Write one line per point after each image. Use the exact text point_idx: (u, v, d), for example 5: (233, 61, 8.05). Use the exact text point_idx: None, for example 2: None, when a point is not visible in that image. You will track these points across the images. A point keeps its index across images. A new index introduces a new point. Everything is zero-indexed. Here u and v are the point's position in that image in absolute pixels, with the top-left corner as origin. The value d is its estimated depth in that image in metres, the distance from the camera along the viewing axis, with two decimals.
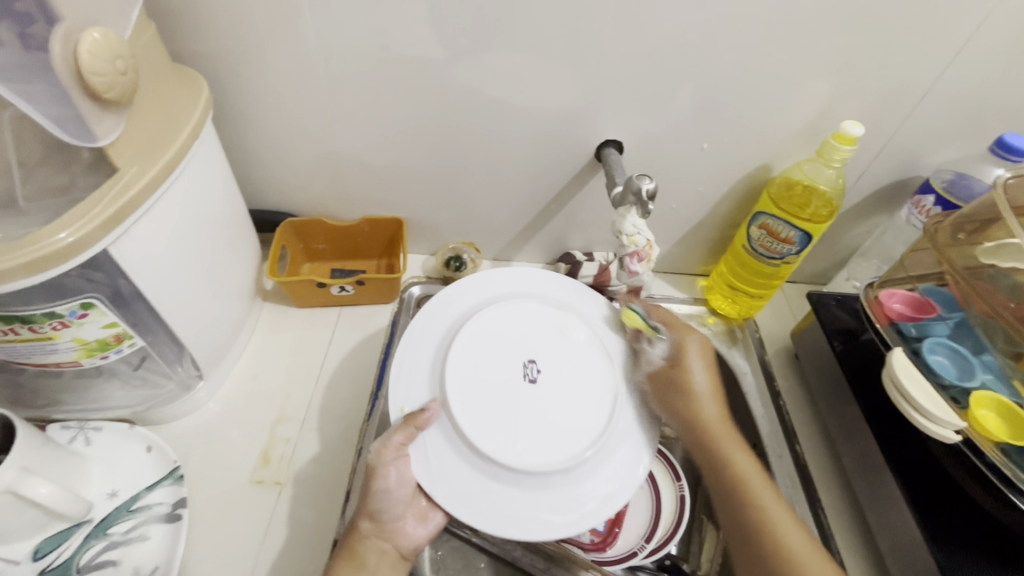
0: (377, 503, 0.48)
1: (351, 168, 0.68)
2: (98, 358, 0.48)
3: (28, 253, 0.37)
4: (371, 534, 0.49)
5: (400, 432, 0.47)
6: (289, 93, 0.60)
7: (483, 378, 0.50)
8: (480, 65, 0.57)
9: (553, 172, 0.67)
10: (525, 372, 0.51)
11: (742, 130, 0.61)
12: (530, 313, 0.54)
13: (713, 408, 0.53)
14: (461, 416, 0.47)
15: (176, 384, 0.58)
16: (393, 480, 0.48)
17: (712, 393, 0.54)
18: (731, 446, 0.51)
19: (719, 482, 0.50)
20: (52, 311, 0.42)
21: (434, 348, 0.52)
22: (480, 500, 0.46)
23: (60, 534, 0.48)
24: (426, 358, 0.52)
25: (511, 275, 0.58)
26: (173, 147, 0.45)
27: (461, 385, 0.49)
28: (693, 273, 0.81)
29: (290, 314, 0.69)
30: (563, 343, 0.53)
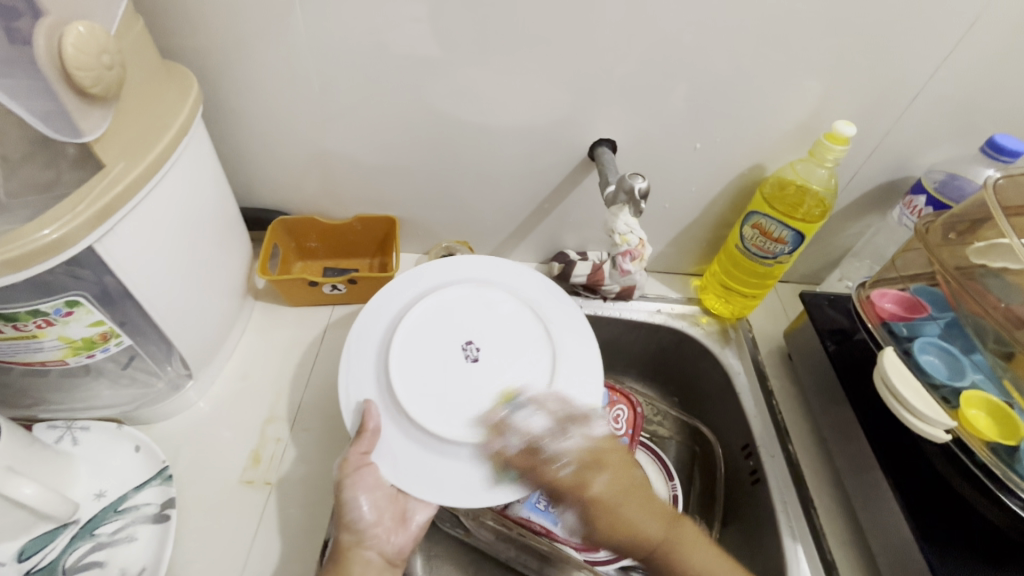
0: (350, 514, 0.47)
1: (343, 166, 0.67)
2: (85, 357, 0.47)
3: (10, 249, 0.36)
4: (353, 545, 0.46)
5: (359, 442, 0.48)
6: (281, 90, 0.60)
7: (427, 370, 0.51)
8: (472, 62, 0.57)
9: (546, 171, 0.67)
10: (466, 350, 0.53)
11: (736, 129, 0.61)
12: (475, 296, 0.57)
13: (648, 529, 0.49)
14: (400, 389, 0.50)
15: (165, 383, 0.57)
16: (362, 487, 0.47)
17: (627, 503, 0.50)
18: (680, 543, 0.50)
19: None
20: (36, 309, 0.41)
21: (376, 350, 0.53)
22: (417, 472, 0.48)
23: (45, 536, 0.48)
24: (369, 363, 0.53)
25: (441, 271, 0.60)
26: (161, 144, 0.45)
27: (407, 381, 0.50)
28: (686, 273, 0.80)
29: (281, 313, 0.69)
30: (500, 320, 0.56)
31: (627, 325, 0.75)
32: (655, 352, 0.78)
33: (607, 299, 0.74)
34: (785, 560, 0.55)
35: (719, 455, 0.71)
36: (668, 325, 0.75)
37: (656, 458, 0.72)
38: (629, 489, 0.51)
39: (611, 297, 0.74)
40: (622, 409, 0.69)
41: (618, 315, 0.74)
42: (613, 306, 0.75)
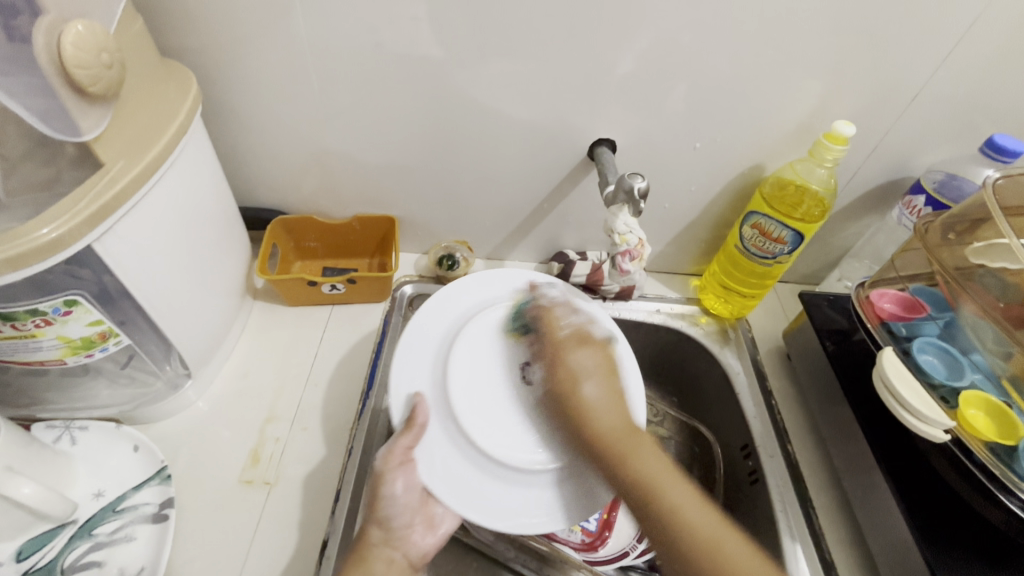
0: (384, 510, 0.47)
1: (342, 166, 0.67)
2: (83, 357, 0.47)
3: (9, 248, 0.36)
4: (380, 542, 0.47)
5: (405, 435, 0.48)
6: (280, 90, 0.60)
7: (479, 380, 0.52)
8: (471, 62, 0.56)
9: (546, 171, 0.67)
10: (520, 371, 0.53)
11: (735, 129, 0.61)
12: (540, 320, 0.56)
13: (613, 418, 0.46)
14: (456, 398, 0.50)
15: (164, 382, 0.57)
16: (401, 485, 0.47)
17: (612, 403, 0.47)
18: (631, 450, 0.45)
19: (659, 506, 0.42)
20: (35, 308, 0.41)
21: (438, 349, 0.54)
22: (457, 481, 0.48)
23: (43, 535, 0.48)
24: (430, 361, 0.53)
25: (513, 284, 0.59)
26: (160, 143, 0.45)
27: (461, 385, 0.51)
28: (686, 273, 0.80)
29: (280, 312, 0.69)
30: None
31: (626, 324, 0.75)
32: (654, 352, 0.78)
33: (606, 299, 0.74)
34: (785, 560, 0.55)
35: (719, 456, 0.71)
36: (668, 325, 0.75)
37: None
38: (614, 393, 0.48)
39: (610, 296, 0.74)
40: None
41: (617, 315, 0.74)
42: (613, 306, 0.75)
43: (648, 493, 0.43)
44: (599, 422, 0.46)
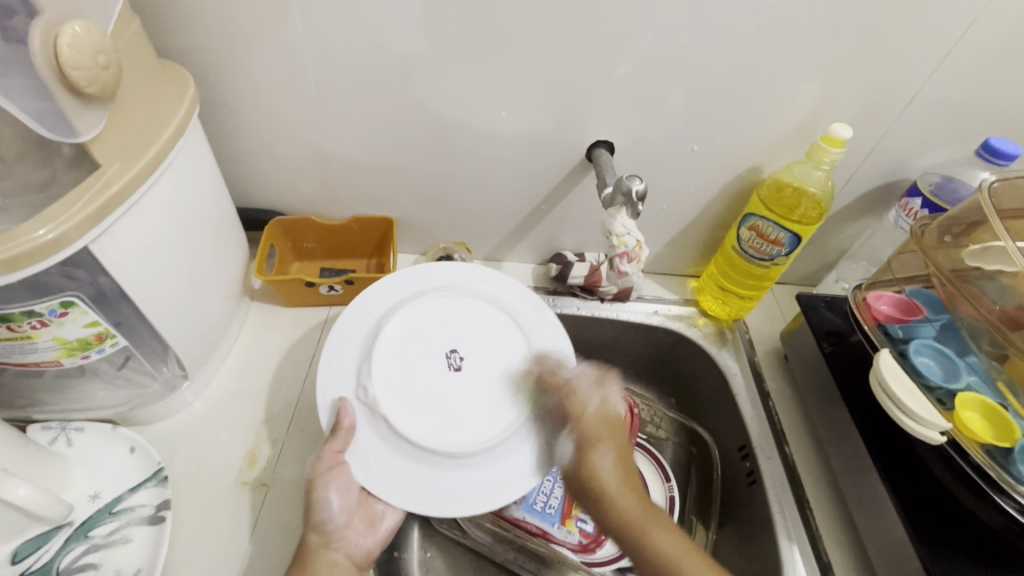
0: (319, 515, 0.48)
1: (340, 167, 0.67)
2: (79, 358, 0.47)
3: (4, 250, 0.36)
4: (320, 547, 0.48)
5: (335, 439, 0.48)
6: (277, 91, 0.59)
7: (407, 379, 0.51)
8: (469, 63, 0.56)
9: (544, 172, 0.67)
10: (450, 360, 0.53)
11: (732, 132, 0.62)
12: (468, 306, 0.56)
13: (627, 501, 0.49)
14: (383, 397, 0.49)
15: (161, 384, 0.57)
16: (336, 493, 0.48)
17: (623, 482, 0.50)
18: (649, 529, 0.48)
19: (618, 520, 0.49)
20: (31, 310, 0.41)
21: (361, 350, 0.53)
22: (394, 481, 0.48)
23: (39, 538, 0.48)
24: (355, 365, 0.52)
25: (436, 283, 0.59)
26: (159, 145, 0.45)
27: (388, 386, 0.50)
28: (684, 274, 0.81)
29: (278, 313, 0.68)
30: (488, 333, 0.55)
31: (624, 326, 0.76)
32: (652, 353, 0.78)
33: (604, 300, 0.75)
34: (782, 561, 0.56)
35: (716, 456, 0.71)
36: (666, 326, 0.75)
37: (654, 460, 0.72)
38: (629, 478, 0.51)
39: (608, 298, 0.74)
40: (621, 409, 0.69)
41: (615, 316, 0.75)
42: (611, 307, 0.75)
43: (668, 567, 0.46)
44: (624, 507, 0.49)
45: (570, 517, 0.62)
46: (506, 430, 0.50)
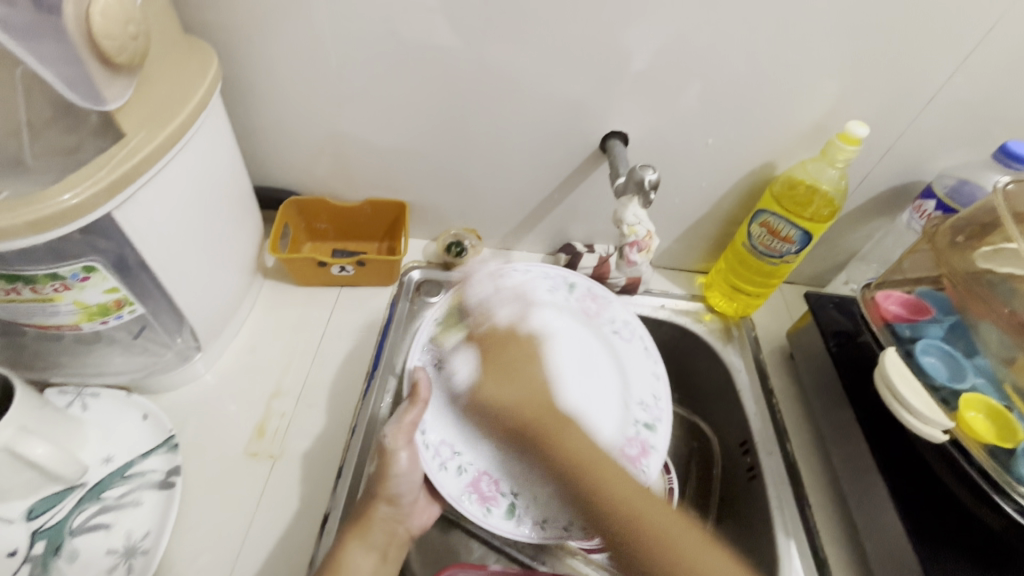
0: (391, 488, 0.51)
1: (355, 149, 0.68)
2: (99, 323, 0.48)
3: (35, 212, 0.38)
4: (387, 516, 0.51)
5: (410, 412, 0.53)
6: (296, 72, 0.60)
7: (490, 416, 0.58)
8: (487, 50, 0.57)
9: (557, 162, 0.67)
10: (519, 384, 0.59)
11: (747, 128, 0.62)
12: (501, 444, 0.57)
13: (538, 398, 0.53)
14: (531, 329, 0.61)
15: (174, 354, 0.58)
16: (406, 464, 0.52)
17: (509, 381, 0.54)
18: (561, 430, 0.51)
19: (542, 423, 0.51)
20: (54, 271, 0.41)
21: (428, 351, 0.59)
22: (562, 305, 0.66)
23: (53, 497, 0.49)
24: (440, 407, 0.58)
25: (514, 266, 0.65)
26: (182, 118, 0.45)
27: (476, 447, 0.58)
28: (692, 270, 0.81)
29: (290, 291, 0.69)
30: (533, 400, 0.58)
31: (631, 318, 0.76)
32: (658, 347, 0.79)
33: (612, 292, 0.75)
34: (778, 554, 0.56)
35: (716, 451, 0.72)
36: (672, 321, 0.75)
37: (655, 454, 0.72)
38: (529, 393, 0.53)
39: (616, 290, 0.75)
40: None
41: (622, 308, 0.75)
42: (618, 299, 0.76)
43: (624, 510, 0.46)
44: (527, 408, 0.52)
45: None
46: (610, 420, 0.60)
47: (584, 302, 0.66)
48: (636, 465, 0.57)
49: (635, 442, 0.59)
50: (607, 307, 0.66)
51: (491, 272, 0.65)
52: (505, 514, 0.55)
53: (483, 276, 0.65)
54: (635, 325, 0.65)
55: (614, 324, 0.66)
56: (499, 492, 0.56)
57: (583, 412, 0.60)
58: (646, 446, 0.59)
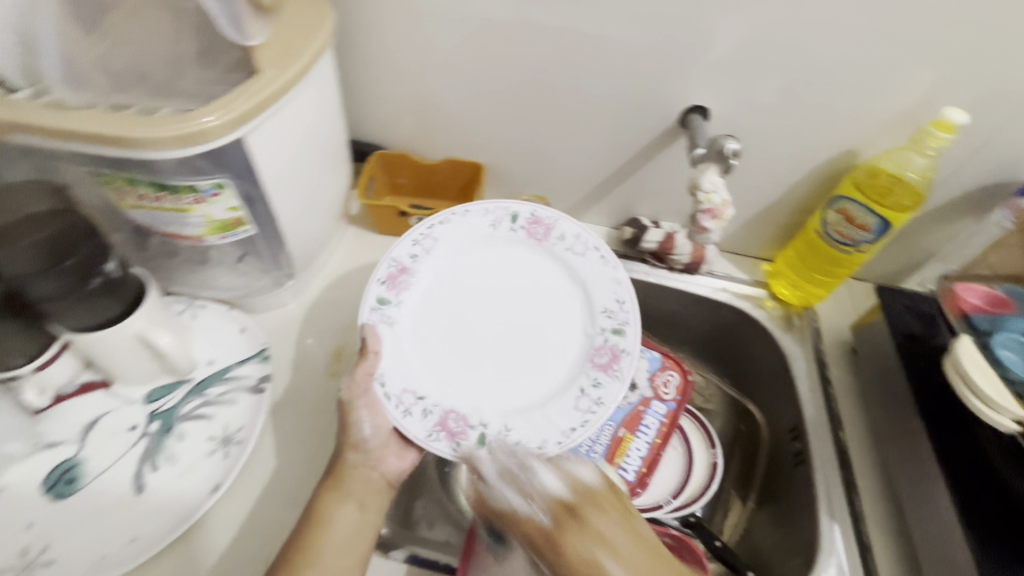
0: (357, 437, 0.54)
1: (440, 110, 0.72)
2: (219, 238, 0.53)
3: (182, 129, 0.43)
4: (358, 464, 0.53)
5: (363, 364, 0.55)
6: (396, 31, 0.64)
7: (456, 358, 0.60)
8: (579, 19, 0.59)
9: (633, 135, 0.69)
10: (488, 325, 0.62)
11: (834, 112, 0.61)
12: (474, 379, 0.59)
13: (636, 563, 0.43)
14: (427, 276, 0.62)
15: (270, 281, 0.64)
16: (371, 426, 0.55)
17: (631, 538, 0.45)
18: (585, 515, 0.46)
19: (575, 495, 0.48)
20: (192, 184, 0.47)
21: (380, 296, 0.59)
22: (466, 227, 0.64)
23: (168, 386, 0.57)
24: (408, 354, 0.59)
25: (445, 213, 0.64)
26: (303, 57, 0.49)
27: (442, 390, 0.58)
28: (757, 257, 0.80)
29: (368, 238, 0.75)
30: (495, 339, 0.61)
31: (689, 298, 0.77)
32: (714, 330, 0.79)
33: (673, 270, 0.77)
34: (820, 536, 0.56)
35: (765, 434, 0.72)
36: (731, 304, 0.76)
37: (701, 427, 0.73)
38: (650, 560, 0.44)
39: (678, 267, 0.76)
40: (673, 375, 0.73)
41: (682, 287, 0.76)
42: (679, 278, 0.77)
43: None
44: (568, 541, 0.45)
45: (612, 464, 0.67)
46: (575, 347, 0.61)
47: (531, 226, 0.65)
48: (608, 373, 0.59)
49: (605, 350, 0.60)
50: (555, 226, 0.65)
51: (415, 236, 0.62)
52: (476, 444, 0.55)
53: (409, 237, 0.62)
54: (588, 236, 0.64)
55: (564, 240, 0.64)
56: (467, 426, 0.56)
57: (552, 348, 0.61)
58: (616, 351, 0.59)
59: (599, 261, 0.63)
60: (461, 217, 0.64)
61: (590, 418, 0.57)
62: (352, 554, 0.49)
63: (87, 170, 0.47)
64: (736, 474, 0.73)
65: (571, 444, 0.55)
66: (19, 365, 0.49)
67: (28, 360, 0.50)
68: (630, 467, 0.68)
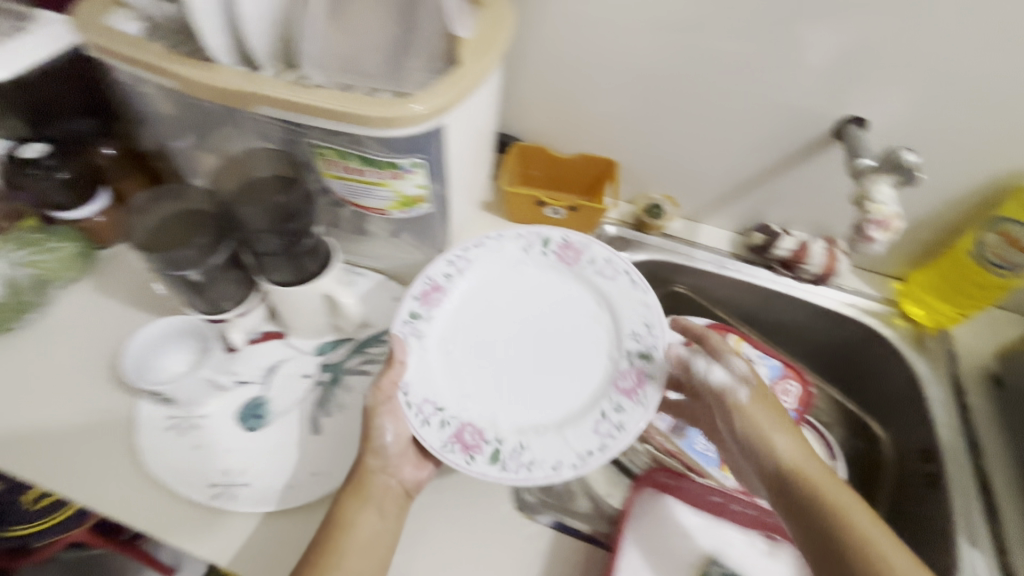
0: (378, 444, 0.53)
1: (585, 106, 0.74)
2: (402, 213, 0.58)
3: (394, 113, 0.47)
4: (376, 470, 0.53)
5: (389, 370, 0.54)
6: (558, 30, 0.67)
7: (480, 376, 0.57)
8: (750, 25, 0.60)
9: (781, 140, 0.69)
10: (513, 345, 0.59)
11: (1012, 130, 0.59)
12: (494, 396, 0.56)
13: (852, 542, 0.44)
14: (460, 297, 0.61)
15: (424, 256, 0.70)
16: (391, 435, 0.53)
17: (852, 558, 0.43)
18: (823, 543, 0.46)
19: (755, 415, 0.52)
20: (394, 161, 0.52)
21: (412, 311, 0.58)
22: (500, 250, 0.63)
23: (335, 342, 0.62)
24: (433, 366, 0.56)
25: (480, 237, 0.63)
26: (498, 43, 0.52)
27: (465, 402, 0.55)
28: (886, 274, 0.78)
29: (502, 223, 0.78)
30: (520, 361, 0.58)
31: (813, 310, 0.77)
32: (836, 343, 0.78)
33: (801, 279, 0.77)
34: (959, 562, 0.55)
35: (888, 453, 0.71)
36: (860, 319, 0.74)
37: (821, 437, 0.73)
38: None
39: (807, 278, 0.76)
40: (792, 385, 0.74)
41: (807, 297, 0.76)
42: (806, 288, 0.76)
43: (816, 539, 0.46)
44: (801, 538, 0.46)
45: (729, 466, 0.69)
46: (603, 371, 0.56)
47: (561, 252, 0.63)
48: (631, 399, 0.53)
49: (629, 373, 0.55)
50: (586, 250, 0.62)
51: (450, 256, 0.62)
52: (489, 460, 0.52)
53: (444, 258, 0.62)
54: (618, 260, 0.61)
55: (593, 264, 0.61)
56: (483, 440, 0.53)
57: (572, 375, 0.56)
58: (642, 375, 0.55)
59: (629, 284, 0.59)
60: (495, 242, 0.63)
61: (609, 442, 0.51)
62: (374, 557, 0.49)
63: (309, 141, 0.52)
64: (855, 491, 0.73)
65: (586, 469, 0.50)
66: (227, 309, 0.56)
67: (235, 304, 0.57)
68: None
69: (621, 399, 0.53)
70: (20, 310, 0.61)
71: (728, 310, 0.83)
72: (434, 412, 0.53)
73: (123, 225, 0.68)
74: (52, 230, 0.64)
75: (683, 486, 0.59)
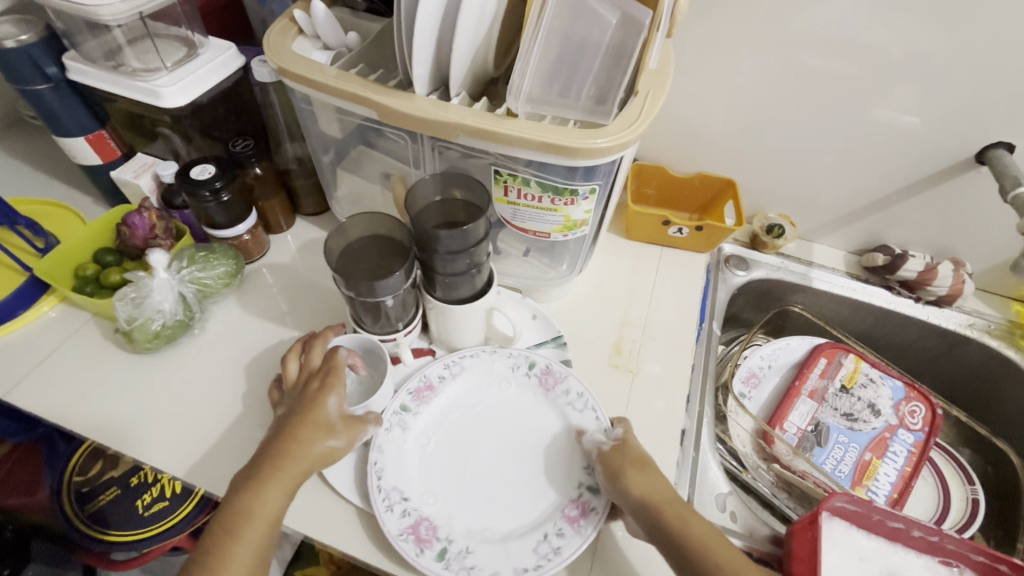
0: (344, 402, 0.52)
1: (710, 126, 0.75)
2: (561, 236, 0.60)
3: (577, 146, 0.47)
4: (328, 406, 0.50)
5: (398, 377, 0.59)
6: (696, 54, 0.68)
7: (453, 471, 0.55)
8: (903, 51, 0.60)
9: (916, 162, 0.69)
10: (484, 452, 0.56)
11: None
12: (457, 490, 0.54)
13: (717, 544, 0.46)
14: (445, 400, 0.59)
15: (557, 275, 0.69)
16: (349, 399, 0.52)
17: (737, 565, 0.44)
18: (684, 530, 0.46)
19: (671, 510, 0.47)
20: (574, 189, 0.53)
21: (402, 405, 0.57)
22: (483, 363, 0.62)
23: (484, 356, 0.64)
24: (407, 459, 0.55)
25: (477, 346, 0.63)
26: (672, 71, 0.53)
27: (431, 494, 0.53)
28: (1007, 296, 0.79)
29: (622, 241, 0.79)
30: (484, 468, 0.55)
31: (934, 331, 0.77)
32: (957, 365, 0.78)
33: (920, 301, 0.77)
34: None
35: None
36: (983, 342, 0.74)
37: (953, 460, 0.76)
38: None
39: (927, 299, 0.77)
40: (919, 408, 0.75)
41: (926, 318, 0.76)
42: (924, 309, 0.77)
43: (665, 510, 0.47)
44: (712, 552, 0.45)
45: (861, 486, 0.70)
46: (552, 501, 0.53)
47: (542, 376, 0.61)
48: (573, 526, 0.51)
49: (577, 502, 0.53)
50: (565, 380, 0.60)
51: (447, 359, 0.61)
52: (436, 557, 0.49)
53: (442, 359, 0.61)
54: (591, 397, 0.59)
55: (568, 395, 0.59)
56: (435, 535, 0.51)
57: (522, 496, 0.54)
58: (586, 509, 0.52)
59: (596, 423, 0.57)
60: (488, 354, 0.62)
61: (544, 563, 0.49)
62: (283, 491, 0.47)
63: (493, 166, 0.55)
64: (990, 514, 0.73)
65: None
66: (398, 327, 0.59)
67: (405, 323, 0.59)
68: (880, 492, 0.69)
69: (568, 526, 0.51)
70: (187, 324, 0.62)
71: (840, 329, 0.83)
72: (399, 504, 0.52)
73: (265, 241, 0.72)
74: (209, 247, 0.65)
75: (865, 513, 0.54)
